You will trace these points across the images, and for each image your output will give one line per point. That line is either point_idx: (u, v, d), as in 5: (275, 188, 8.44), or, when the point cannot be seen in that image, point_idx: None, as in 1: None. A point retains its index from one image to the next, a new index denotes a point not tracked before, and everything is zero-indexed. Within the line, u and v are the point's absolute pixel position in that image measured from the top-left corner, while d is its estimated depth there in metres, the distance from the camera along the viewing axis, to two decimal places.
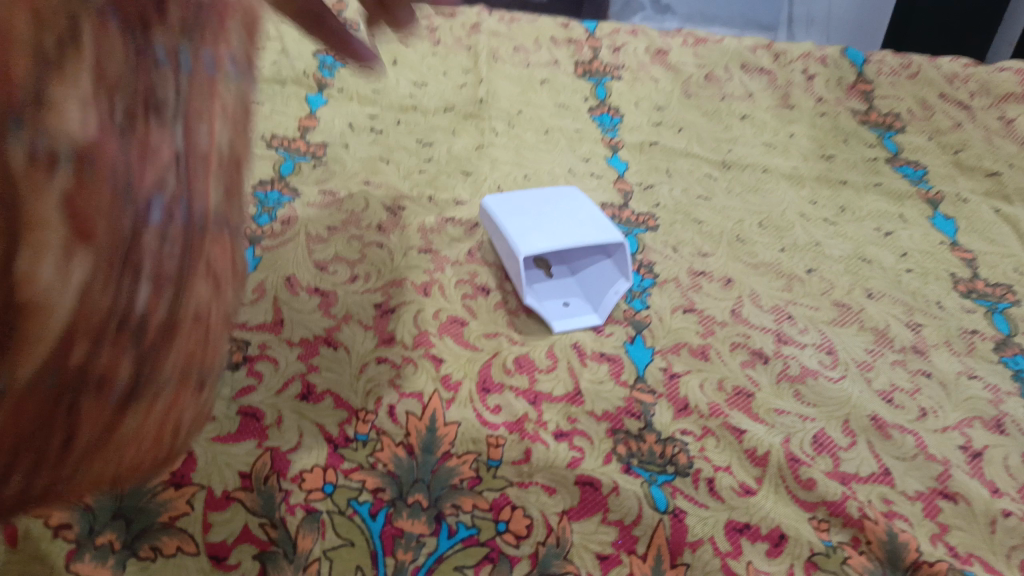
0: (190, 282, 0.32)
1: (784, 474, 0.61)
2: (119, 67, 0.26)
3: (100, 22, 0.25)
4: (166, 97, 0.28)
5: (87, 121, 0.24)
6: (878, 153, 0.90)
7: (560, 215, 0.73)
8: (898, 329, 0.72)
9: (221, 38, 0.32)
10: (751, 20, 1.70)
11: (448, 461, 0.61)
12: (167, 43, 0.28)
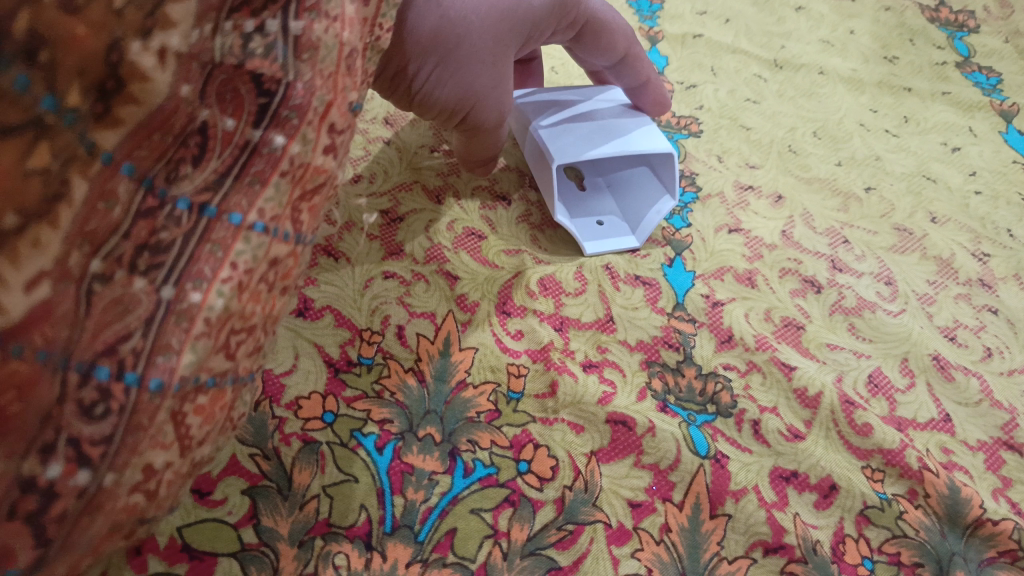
0: (137, 438, 0.29)
1: (836, 418, 0.55)
2: (112, 220, 0.27)
3: (103, 169, 0.27)
4: (168, 241, 0.28)
5: (33, 290, 0.26)
6: (947, 56, 0.80)
7: (596, 119, 0.63)
8: (963, 259, 0.65)
9: (262, 191, 0.30)
10: None
11: (463, 392, 0.54)
12: (192, 195, 0.29)
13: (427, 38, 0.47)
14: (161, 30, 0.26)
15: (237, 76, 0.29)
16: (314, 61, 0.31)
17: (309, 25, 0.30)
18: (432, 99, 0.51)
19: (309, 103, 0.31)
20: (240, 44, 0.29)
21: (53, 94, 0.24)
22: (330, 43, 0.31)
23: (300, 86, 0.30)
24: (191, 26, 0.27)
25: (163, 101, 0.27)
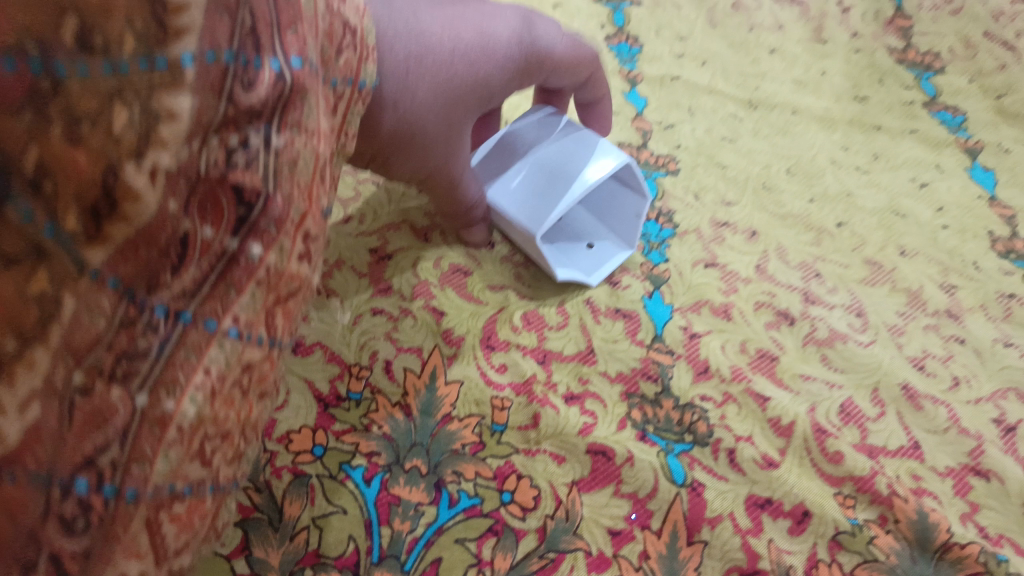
0: (112, 547, 0.32)
1: (809, 446, 0.57)
2: (95, 331, 0.31)
3: (93, 283, 0.30)
4: (145, 348, 0.33)
5: (25, 411, 0.28)
6: (915, 95, 0.83)
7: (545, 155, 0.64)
8: (932, 291, 0.67)
9: (237, 298, 0.35)
10: None
11: (448, 424, 0.56)
12: (169, 302, 0.33)
13: (387, 135, 0.52)
14: (153, 151, 0.29)
15: (219, 188, 0.33)
16: (290, 174, 0.35)
17: (288, 141, 0.35)
18: (394, 172, 0.57)
19: (284, 214, 0.35)
20: (222, 161, 0.33)
21: (52, 222, 0.28)
22: (303, 156, 0.36)
23: (279, 198, 0.35)
24: (181, 144, 0.30)
25: (155, 214, 0.31)
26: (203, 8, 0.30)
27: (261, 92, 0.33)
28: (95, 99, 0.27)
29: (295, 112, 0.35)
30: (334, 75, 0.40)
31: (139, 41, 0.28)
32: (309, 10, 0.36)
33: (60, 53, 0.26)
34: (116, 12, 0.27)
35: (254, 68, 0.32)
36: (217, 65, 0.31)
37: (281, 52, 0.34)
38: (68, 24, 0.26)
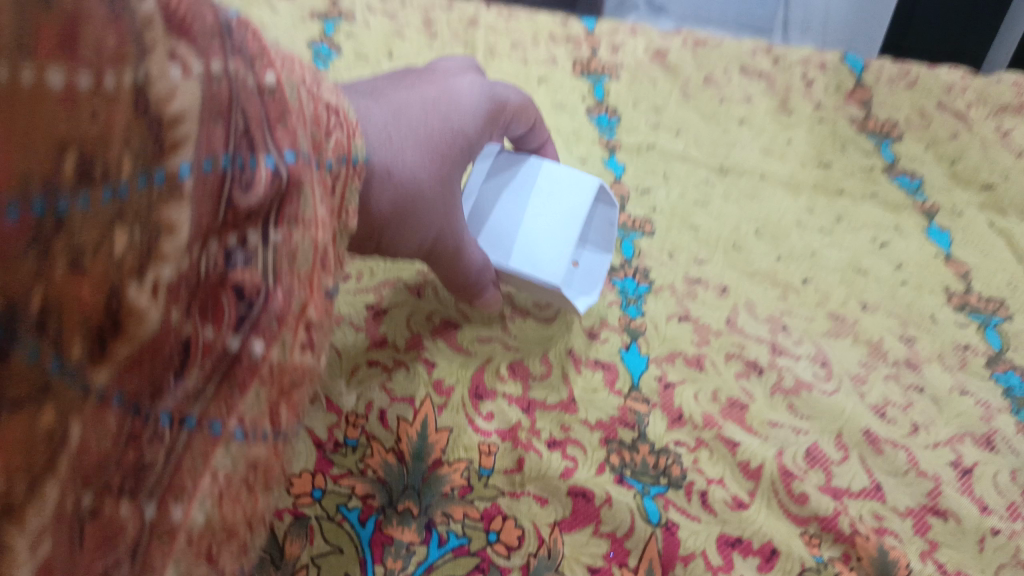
0: None
1: (777, 487, 0.61)
2: (101, 451, 0.30)
3: (96, 407, 0.29)
4: (152, 461, 0.33)
5: (37, 548, 0.28)
6: (874, 161, 0.90)
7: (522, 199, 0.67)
8: (892, 342, 0.72)
9: (241, 398, 0.35)
10: (745, 25, 1.60)
11: (438, 469, 0.60)
12: (174, 408, 0.33)
13: (387, 212, 0.51)
14: (154, 265, 0.29)
15: (220, 289, 0.33)
16: (290, 269, 0.36)
17: (286, 235, 0.35)
18: (399, 250, 0.55)
19: (285, 311, 0.35)
20: (220, 259, 0.33)
21: (59, 357, 0.27)
22: (303, 248, 0.37)
23: (279, 293, 0.35)
24: (182, 255, 0.30)
25: (158, 326, 0.30)
26: (199, 115, 0.30)
27: (257, 191, 0.33)
28: (97, 228, 0.26)
29: (292, 204, 0.36)
30: (328, 158, 0.41)
31: (138, 161, 0.27)
32: (294, 100, 0.38)
33: (62, 191, 0.25)
34: (115, 138, 0.26)
35: (249, 167, 0.33)
36: (214, 170, 0.31)
37: (273, 148, 0.35)
38: (68, 160, 0.25)
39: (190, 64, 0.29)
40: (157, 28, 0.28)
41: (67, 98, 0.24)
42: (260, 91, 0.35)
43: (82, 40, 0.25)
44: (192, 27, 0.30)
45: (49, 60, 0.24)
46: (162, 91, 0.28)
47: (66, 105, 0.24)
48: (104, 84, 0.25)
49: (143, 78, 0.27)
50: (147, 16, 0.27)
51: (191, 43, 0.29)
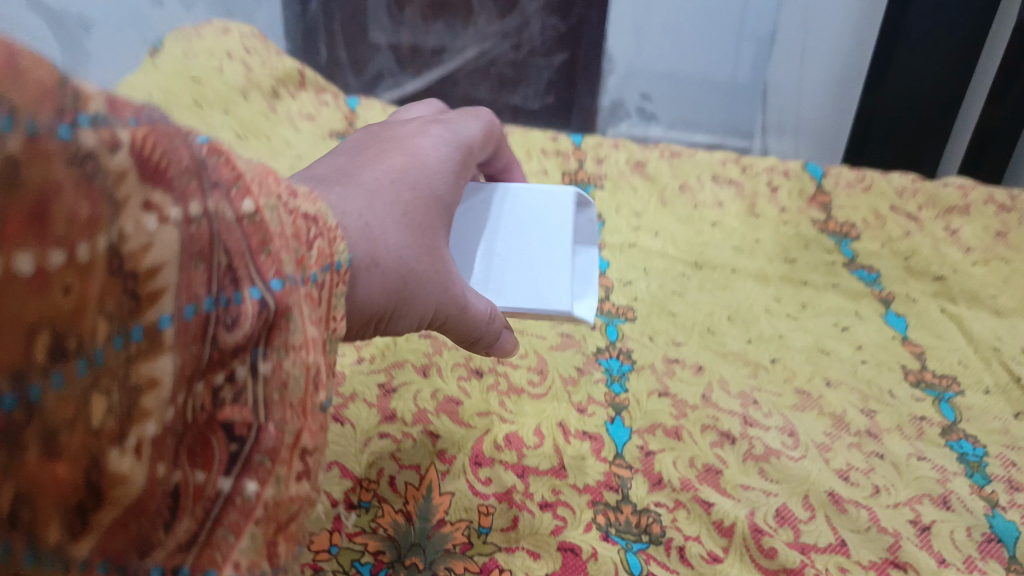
0: None
1: (748, 543, 0.66)
2: None
3: None
4: None
5: None
6: (835, 257, 1.00)
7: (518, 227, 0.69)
8: (854, 415, 0.79)
9: (236, 542, 0.30)
10: (729, 127, 1.96)
11: (442, 527, 0.66)
12: (165, 559, 0.28)
13: (380, 301, 0.47)
14: (136, 423, 0.26)
15: (209, 428, 0.30)
16: (282, 399, 0.32)
17: (276, 365, 0.31)
18: (400, 328, 0.51)
19: (278, 445, 0.31)
20: (208, 401, 0.30)
21: (32, 547, 0.25)
22: (295, 374, 0.32)
23: (271, 427, 0.31)
24: (166, 407, 0.27)
25: (142, 487, 0.27)
26: (179, 262, 0.27)
27: (244, 329, 0.30)
28: (72, 402, 0.25)
29: (282, 332, 0.32)
30: (313, 270, 0.37)
31: (114, 322, 0.25)
32: (275, 223, 0.34)
33: (34, 377, 0.23)
34: (92, 307, 0.25)
35: (234, 304, 0.30)
36: (197, 315, 0.28)
37: (258, 278, 0.31)
38: (40, 343, 0.23)
39: (167, 211, 0.27)
40: (129, 179, 0.26)
41: (37, 279, 0.23)
42: (238, 220, 0.31)
43: (52, 214, 0.23)
44: (167, 169, 0.27)
45: (16, 246, 0.22)
46: (137, 245, 0.26)
47: (35, 288, 0.23)
48: (77, 256, 0.24)
49: (117, 236, 0.25)
50: (120, 170, 0.25)
51: (167, 187, 0.27)
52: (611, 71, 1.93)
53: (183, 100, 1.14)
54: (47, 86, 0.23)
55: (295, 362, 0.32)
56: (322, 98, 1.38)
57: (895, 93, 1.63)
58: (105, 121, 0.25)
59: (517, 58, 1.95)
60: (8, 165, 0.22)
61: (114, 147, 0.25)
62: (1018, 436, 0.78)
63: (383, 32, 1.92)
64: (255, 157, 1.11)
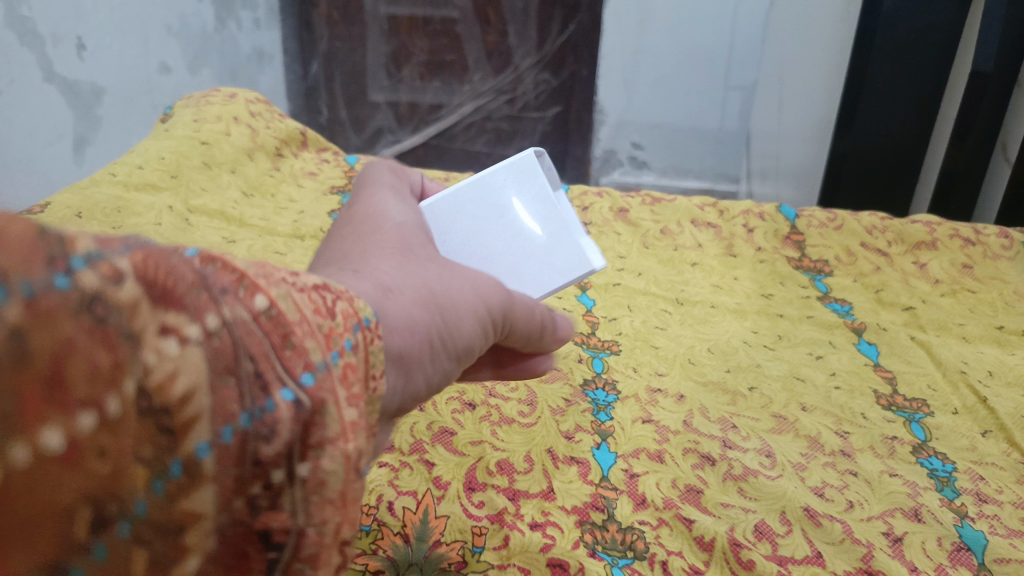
0: None
1: (727, 557, 0.69)
2: None
3: None
4: None
5: None
6: (810, 292, 1.10)
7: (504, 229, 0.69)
8: (828, 436, 0.84)
9: None
10: (719, 173, 2.05)
11: (438, 548, 0.68)
12: None
13: (414, 318, 0.41)
14: (181, 560, 0.25)
15: (247, 538, 0.27)
16: (324, 501, 0.29)
17: (315, 467, 0.28)
18: (468, 339, 0.45)
19: (318, 551, 0.29)
20: (245, 515, 0.27)
21: None
22: (340, 473, 0.29)
23: (312, 531, 0.29)
24: (214, 532, 0.26)
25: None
26: (208, 382, 0.25)
27: (280, 439, 0.27)
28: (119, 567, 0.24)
29: (319, 426, 0.29)
30: (346, 337, 0.33)
31: (149, 468, 0.24)
32: (295, 308, 0.30)
33: (72, 559, 0.22)
34: (128, 463, 0.23)
35: (267, 414, 0.27)
36: (235, 435, 0.26)
37: (286, 377, 0.28)
38: (80, 518, 0.22)
39: (187, 329, 0.25)
40: (144, 306, 0.24)
41: (67, 457, 0.21)
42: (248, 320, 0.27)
43: (68, 375, 0.21)
44: (175, 286, 0.25)
45: (40, 423, 0.21)
46: (162, 376, 0.24)
47: (63, 465, 0.21)
48: (106, 414, 0.22)
49: (142, 374, 0.23)
50: (130, 300, 0.23)
51: (184, 304, 0.25)
52: (603, 122, 2.02)
53: (193, 162, 1.23)
54: (27, 238, 0.21)
55: (335, 459, 0.29)
56: (323, 156, 1.46)
57: (864, 136, 1.72)
58: (101, 256, 0.23)
59: (512, 112, 2.04)
60: (12, 341, 0.20)
61: (119, 279, 0.23)
62: (984, 453, 0.83)
63: (382, 92, 2.03)
64: (261, 211, 1.19)
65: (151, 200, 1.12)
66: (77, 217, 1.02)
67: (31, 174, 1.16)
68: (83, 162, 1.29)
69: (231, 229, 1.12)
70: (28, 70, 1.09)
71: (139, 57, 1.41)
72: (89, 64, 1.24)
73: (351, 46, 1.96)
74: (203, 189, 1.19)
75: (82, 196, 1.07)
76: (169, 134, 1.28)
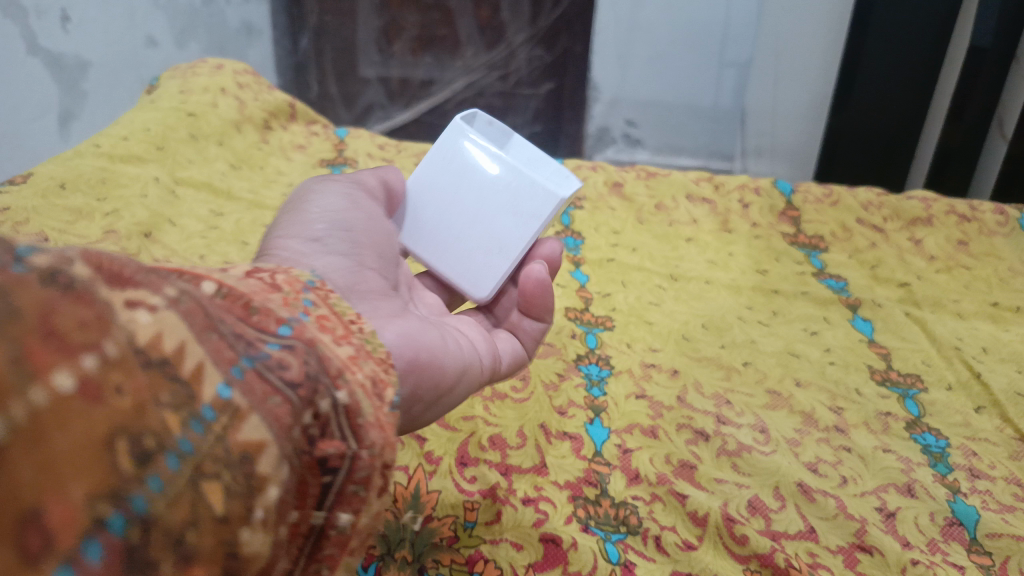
0: None
1: (721, 532, 0.68)
2: None
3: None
4: None
5: None
6: (806, 268, 1.09)
7: (462, 211, 0.70)
8: (822, 412, 0.83)
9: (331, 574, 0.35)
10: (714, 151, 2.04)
11: (429, 523, 0.66)
12: None
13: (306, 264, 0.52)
14: (260, 492, 0.29)
15: (309, 467, 0.33)
16: (364, 426, 0.37)
17: (348, 393, 0.37)
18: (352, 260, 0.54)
19: (370, 473, 0.36)
20: (306, 445, 0.33)
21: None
22: (365, 401, 0.38)
23: (363, 454, 0.36)
24: (279, 465, 0.31)
25: (268, 554, 0.30)
26: (195, 336, 0.30)
27: (293, 367, 0.34)
28: (182, 498, 0.26)
29: (321, 358, 0.37)
30: (303, 302, 0.42)
31: (183, 409, 0.28)
32: (242, 290, 0.38)
33: (131, 490, 0.24)
34: (147, 403, 0.26)
35: (266, 357, 0.34)
36: (246, 372, 0.32)
37: (267, 333, 0.36)
38: (120, 452, 0.25)
39: (150, 301, 0.29)
40: (101, 284, 0.28)
41: (84, 392, 0.24)
42: (212, 300, 0.35)
43: (59, 328, 0.25)
44: (122, 272, 0.29)
45: (53, 367, 0.24)
46: (149, 334, 0.28)
47: (86, 401, 0.24)
48: (106, 355, 0.26)
49: (128, 332, 0.27)
50: (88, 279, 0.27)
51: (136, 285, 0.30)
52: (596, 99, 2.00)
53: (180, 134, 1.20)
54: None
55: (355, 387, 0.38)
56: (313, 129, 1.43)
57: (860, 113, 1.71)
58: (39, 249, 0.26)
59: (505, 89, 2.02)
60: None
61: (67, 261, 0.27)
62: (978, 429, 0.82)
63: (372, 67, 2.00)
64: (249, 184, 1.18)
65: (137, 171, 1.10)
66: (60, 188, 1.00)
67: (15, 148, 1.14)
68: (69, 137, 1.27)
69: (219, 202, 1.10)
70: (12, 42, 1.07)
71: (125, 29, 1.37)
72: (75, 36, 1.21)
73: (341, 21, 1.93)
74: (190, 162, 1.17)
75: (66, 167, 1.05)
76: (155, 105, 1.25)
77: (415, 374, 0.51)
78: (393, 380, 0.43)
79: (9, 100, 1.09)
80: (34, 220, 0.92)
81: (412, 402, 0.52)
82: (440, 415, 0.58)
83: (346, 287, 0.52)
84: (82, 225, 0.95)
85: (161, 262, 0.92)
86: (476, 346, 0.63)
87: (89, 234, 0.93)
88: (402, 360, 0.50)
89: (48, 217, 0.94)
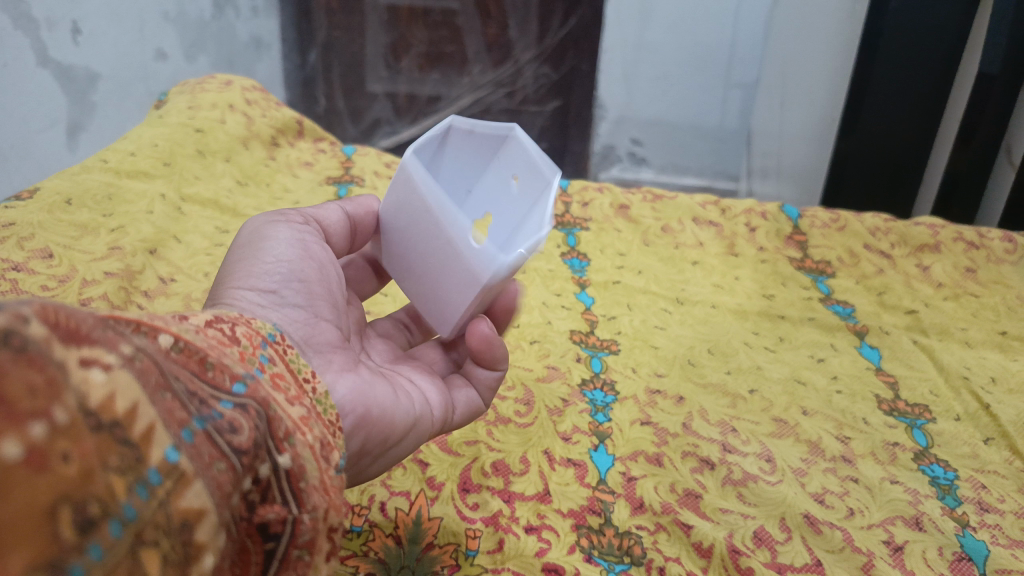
0: None
1: (726, 564, 0.67)
2: None
3: None
4: None
5: None
6: (812, 293, 1.09)
7: (416, 252, 0.64)
8: (829, 441, 0.82)
9: None
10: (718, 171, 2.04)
11: (430, 551, 0.66)
12: None
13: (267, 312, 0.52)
14: (196, 560, 0.31)
15: (249, 533, 0.36)
16: (309, 488, 0.38)
17: (292, 456, 0.38)
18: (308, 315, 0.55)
19: (313, 536, 0.38)
20: (245, 511, 0.35)
21: None
22: (311, 465, 0.39)
23: (305, 517, 0.37)
24: (216, 534, 0.32)
25: None
26: (147, 396, 0.31)
27: (243, 431, 0.36)
28: (118, 568, 0.27)
29: (270, 420, 0.38)
30: (258, 360, 0.43)
31: (129, 474, 0.28)
32: (198, 341, 0.39)
33: (69, 561, 0.25)
34: (95, 469, 0.27)
35: (217, 417, 0.35)
36: (195, 435, 0.33)
37: (220, 391, 0.37)
38: (63, 522, 0.25)
39: (104, 360, 0.30)
40: (56, 344, 0.28)
41: (31, 462, 0.24)
42: (166, 357, 0.36)
43: (9, 395, 0.25)
44: (79, 329, 0.30)
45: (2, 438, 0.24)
46: (102, 396, 0.29)
47: (32, 470, 0.24)
48: (56, 422, 0.26)
49: (80, 395, 0.28)
50: (43, 338, 0.27)
51: (92, 342, 0.30)
52: (603, 117, 2.00)
53: (187, 150, 1.20)
54: None
55: (304, 449, 0.39)
56: (320, 145, 1.43)
57: (868, 138, 1.71)
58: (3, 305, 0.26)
59: (511, 106, 2.02)
60: None
61: (26, 320, 0.26)
62: (986, 460, 0.81)
63: (380, 82, 1.99)
64: (254, 201, 1.18)
65: (143, 187, 1.09)
66: (66, 203, 1.00)
67: (21, 160, 1.14)
68: (76, 149, 1.27)
69: (225, 219, 1.10)
70: (23, 54, 1.07)
71: (134, 44, 1.38)
72: (85, 49, 1.22)
73: (350, 36, 1.92)
74: (196, 178, 1.17)
75: (72, 181, 1.05)
76: (163, 121, 1.25)
77: (363, 430, 0.52)
78: (339, 443, 0.46)
79: (19, 113, 1.09)
80: (39, 235, 0.92)
81: (360, 456, 0.54)
82: (386, 467, 0.58)
83: (301, 341, 0.53)
84: (87, 240, 0.94)
85: (166, 280, 0.92)
86: (428, 396, 0.62)
87: (94, 250, 0.93)
88: (352, 416, 0.51)
89: (53, 232, 0.94)
